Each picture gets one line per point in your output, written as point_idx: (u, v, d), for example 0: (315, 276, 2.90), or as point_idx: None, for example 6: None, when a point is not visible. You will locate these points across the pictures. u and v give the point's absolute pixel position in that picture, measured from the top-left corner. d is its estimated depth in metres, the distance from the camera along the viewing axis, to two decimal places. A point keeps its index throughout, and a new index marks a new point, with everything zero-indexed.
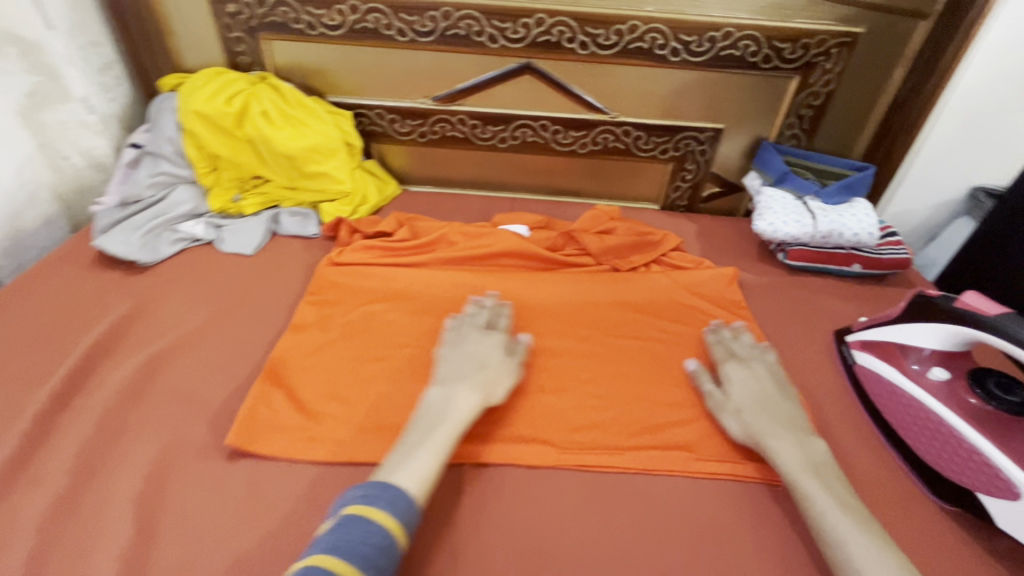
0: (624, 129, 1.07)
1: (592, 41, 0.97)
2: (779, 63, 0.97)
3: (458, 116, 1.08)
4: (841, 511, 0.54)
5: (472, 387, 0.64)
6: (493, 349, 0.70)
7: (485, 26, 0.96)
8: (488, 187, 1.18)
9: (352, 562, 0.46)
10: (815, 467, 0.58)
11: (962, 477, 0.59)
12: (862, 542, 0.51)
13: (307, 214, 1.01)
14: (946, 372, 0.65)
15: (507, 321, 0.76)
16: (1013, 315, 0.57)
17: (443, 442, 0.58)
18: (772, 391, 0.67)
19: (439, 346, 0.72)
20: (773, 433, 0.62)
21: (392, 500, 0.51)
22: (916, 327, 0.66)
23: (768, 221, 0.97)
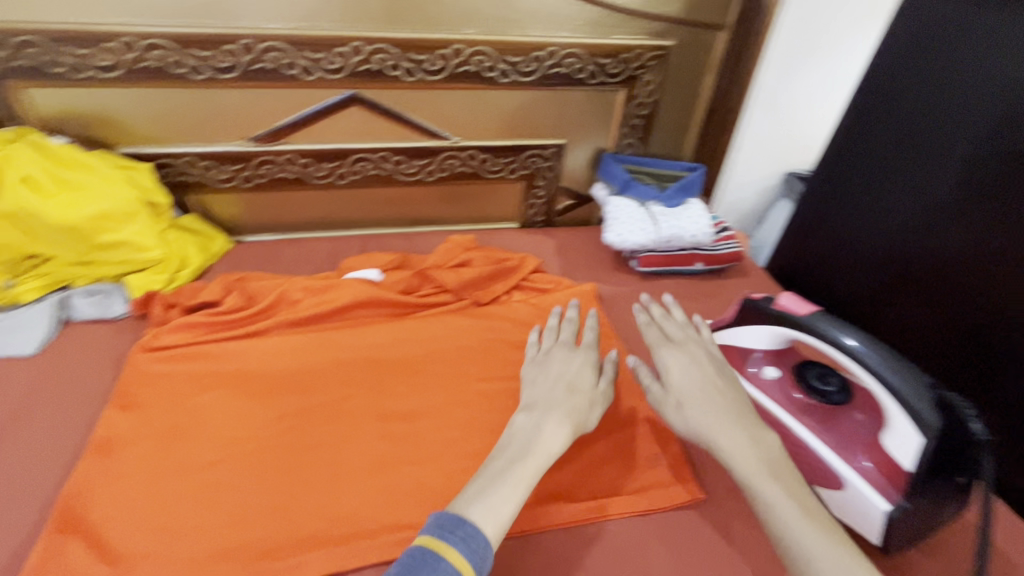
0: (469, 153, 1.04)
1: (418, 67, 0.92)
2: (604, 78, 1.00)
3: (286, 156, 0.97)
4: (802, 516, 0.51)
5: (564, 417, 0.60)
6: (580, 368, 0.66)
7: (296, 58, 0.87)
8: (337, 227, 1.09)
9: (459, 552, 0.47)
10: (771, 466, 0.55)
11: (800, 472, 0.63)
12: (827, 551, 0.49)
13: (108, 291, 0.84)
14: (776, 370, 0.69)
15: (592, 334, 0.72)
16: (819, 312, 0.61)
17: (525, 485, 0.54)
18: (716, 380, 0.63)
19: (524, 367, 0.69)
20: (723, 431, 0.57)
21: (466, 542, 0.47)
22: (746, 331, 0.69)
23: (616, 232, 1.00)
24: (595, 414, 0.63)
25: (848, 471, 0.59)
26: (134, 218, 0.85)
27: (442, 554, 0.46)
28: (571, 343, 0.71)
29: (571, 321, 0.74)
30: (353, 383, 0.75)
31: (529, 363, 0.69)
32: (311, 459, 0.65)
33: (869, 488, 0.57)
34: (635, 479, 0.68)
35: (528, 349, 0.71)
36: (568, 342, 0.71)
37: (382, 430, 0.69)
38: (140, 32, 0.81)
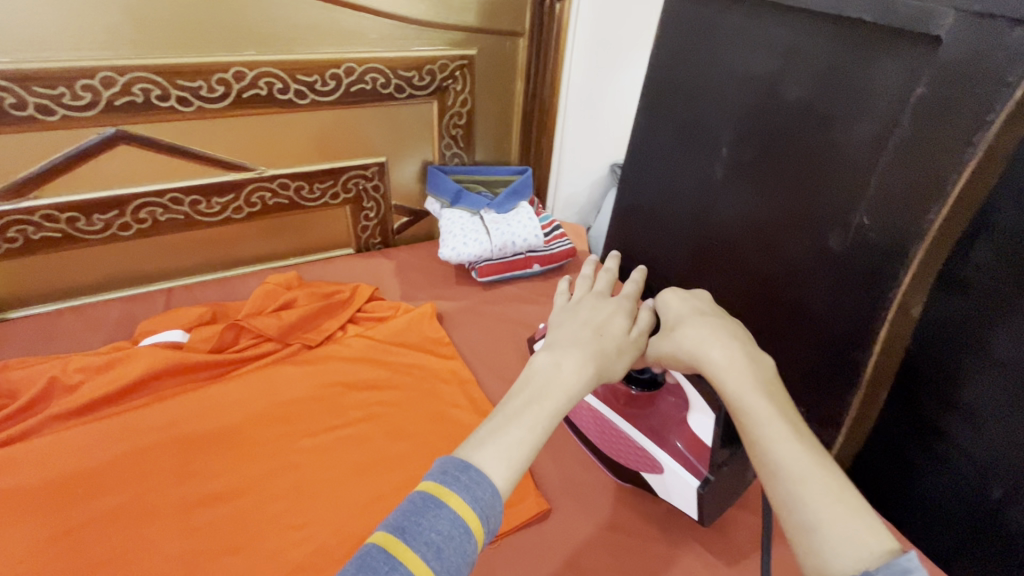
0: (279, 183, 0.95)
1: (193, 95, 0.81)
2: (413, 91, 0.97)
3: (40, 212, 0.81)
4: (794, 437, 0.44)
5: (586, 354, 0.48)
6: (611, 313, 0.54)
7: (26, 96, 0.73)
8: (134, 284, 0.94)
9: (464, 503, 0.38)
10: (762, 384, 0.48)
11: (626, 460, 0.64)
12: (811, 467, 0.43)
13: None
14: None
15: (631, 287, 0.59)
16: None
17: (529, 440, 0.42)
18: (716, 309, 0.55)
19: (552, 313, 0.57)
20: (715, 351, 0.50)
21: (473, 492, 0.38)
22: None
23: (451, 247, 0.99)
24: (622, 364, 0.51)
25: (662, 454, 0.60)
26: None
27: (445, 501, 0.37)
28: (606, 293, 0.59)
29: (606, 272, 0.62)
30: (154, 471, 0.64)
31: (555, 313, 0.57)
32: None
33: (679, 468, 0.58)
34: None
35: (558, 295, 0.59)
36: (603, 293, 0.58)
37: (188, 522, 0.60)
38: None
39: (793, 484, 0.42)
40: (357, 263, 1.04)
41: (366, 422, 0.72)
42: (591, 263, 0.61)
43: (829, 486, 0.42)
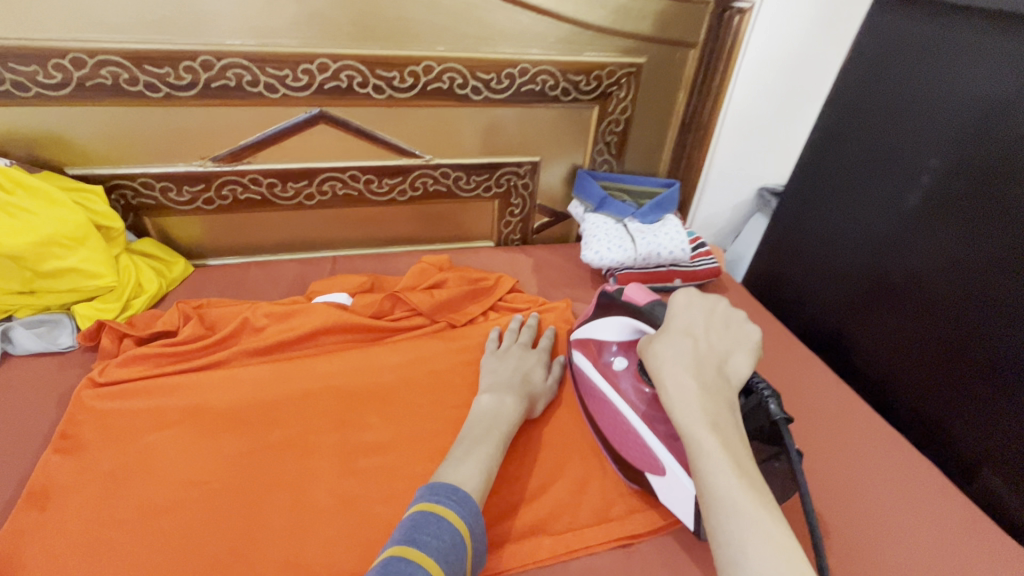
0: (442, 171, 1.01)
1: (387, 84, 0.89)
2: (577, 95, 0.98)
3: (249, 176, 0.93)
4: (734, 472, 0.48)
5: (519, 394, 0.70)
6: (532, 365, 0.76)
7: (259, 75, 0.84)
8: (308, 248, 1.06)
9: (454, 512, 0.51)
10: (713, 416, 0.51)
11: (634, 459, 0.64)
12: (743, 501, 0.46)
13: (57, 321, 0.79)
14: (626, 361, 0.70)
15: (548, 342, 0.82)
16: (657, 302, 0.65)
17: (494, 448, 0.61)
18: (700, 333, 0.59)
19: (483, 360, 0.77)
20: (676, 377, 0.55)
21: (461, 505, 0.52)
22: (603, 322, 0.71)
23: (594, 250, 0.99)
24: (541, 402, 0.73)
25: (669, 456, 0.60)
26: (84, 243, 0.79)
27: (441, 513, 0.50)
28: (528, 346, 0.80)
29: (530, 328, 0.84)
30: (321, 415, 0.71)
31: (489, 357, 0.78)
32: (272, 499, 0.61)
33: (684, 474, 0.57)
34: (617, 506, 0.65)
35: (489, 344, 0.80)
36: (525, 347, 0.80)
37: (350, 465, 0.65)
38: (90, 47, 0.76)
39: (721, 516, 0.46)
40: (498, 255, 1.08)
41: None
42: (518, 322, 0.83)
43: (760, 522, 0.45)
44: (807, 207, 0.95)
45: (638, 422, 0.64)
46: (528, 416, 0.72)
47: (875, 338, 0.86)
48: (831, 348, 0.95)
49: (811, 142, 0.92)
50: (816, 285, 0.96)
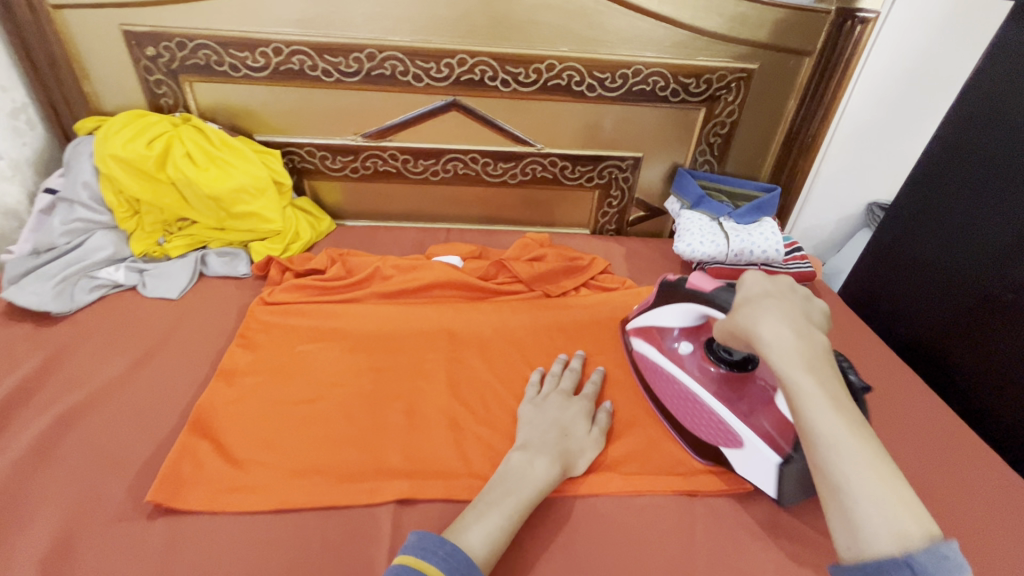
0: (551, 160, 1.12)
1: (513, 79, 1.01)
2: (686, 96, 1.05)
3: (389, 151, 1.10)
4: (835, 413, 0.47)
5: (553, 457, 0.64)
6: (574, 416, 0.71)
7: (410, 66, 0.99)
8: (426, 219, 1.21)
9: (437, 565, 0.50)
10: (810, 359, 0.49)
11: (707, 436, 0.70)
12: (852, 449, 0.45)
13: (235, 254, 0.99)
14: (690, 346, 0.75)
15: (592, 388, 0.77)
16: (726, 288, 0.68)
17: (518, 508, 0.58)
18: (775, 289, 0.55)
19: (522, 409, 0.72)
20: (768, 328, 0.51)
21: (446, 555, 0.51)
22: (666, 309, 0.76)
23: (687, 242, 1.04)
24: (583, 458, 0.68)
25: (748, 431, 0.65)
26: (264, 194, 0.99)
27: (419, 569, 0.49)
28: (569, 392, 0.75)
29: (573, 371, 0.79)
30: (433, 349, 0.84)
31: (526, 405, 0.73)
32: (392, 406, 0.74)
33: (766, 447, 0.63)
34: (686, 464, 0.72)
35: (528, 391, 0.75)
36: (568, 394, 0.75)
37: (454, 392, 0.77)
38: (288, 39, 0.96)
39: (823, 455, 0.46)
40: (592, 242, 1.17)
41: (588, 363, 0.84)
42: (559, 364, 0.78)
43: (863, 458, 0.45)
44: (913, 219, 0.96)
45: (708, 399, 0.69)
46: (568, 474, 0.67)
47: (971, 345, 0.87)
48: (930, 366, 0.95)
49: (908, 177, 0.99)
50: (913, 296, 0.97)
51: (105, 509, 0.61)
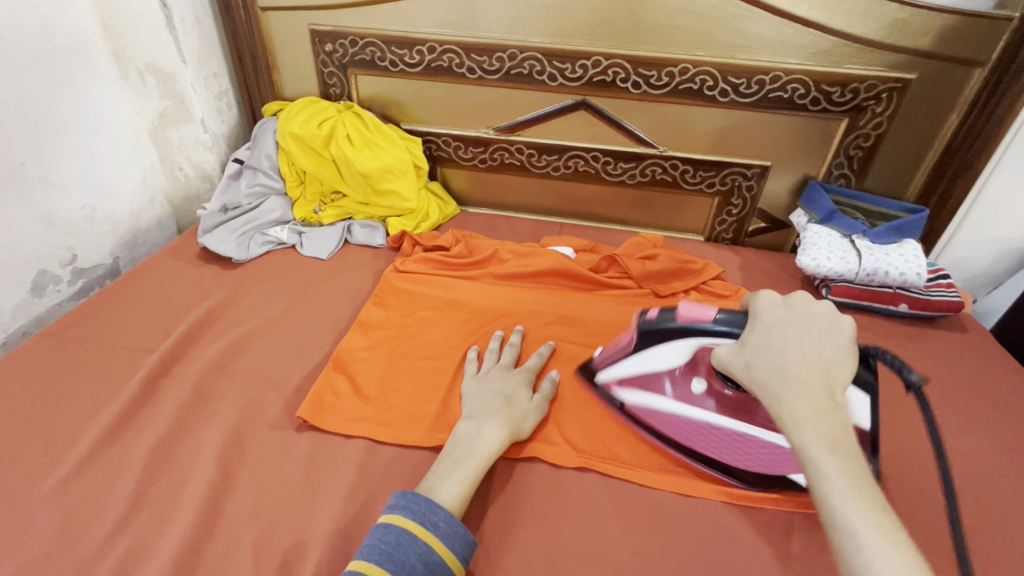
0: (672, 163, 1.12)
1: (645, 81, 1.03)
2: (828, 106, 1.00)
3: (516, 145, 1.17)
4: (857, 499, 0.44)
5: (501, 421, 0.68)
6: (516, 387, 0.74)
7: (546, 66, 1.06)
8: (541, 212, 1.26)
9: (408, 516, 0.55)
10: (833, 437, 0.47)
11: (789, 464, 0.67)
12: (877, 542, 0.42)
13: (375, 227, 1.12)
14: (702, 382, 0.71)
15: (536, 359, 0.80)
16: (730, 316, 0.61)
17: (475, 470, 0.62)
18: (806, 338, 0.53)
19: (464, 384, 0.75)
20: (787, 387, 0.50)
21: (408, 504, 0.57)
22: (656, 353, 0.70)
23: (812, 256, 1.00)
24: (530, 421, 0.71)
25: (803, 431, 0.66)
26: (405, 175, 1.11)
27: (388, 519, 0.56)
28: (510, 365, 0.78)
29: (512, 347, 0.82)
30: (541, 330, 0.89)
31: (468, 379, 0.76)
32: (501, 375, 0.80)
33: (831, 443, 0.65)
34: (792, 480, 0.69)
35: (468, 367, 0.78)
36: (507, 367, 0.78)
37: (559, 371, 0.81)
38: (442, 39, 1.07)
39: (839, 541, 0.43)
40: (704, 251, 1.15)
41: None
42: (498, 340, 0.81)
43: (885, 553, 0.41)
44: None
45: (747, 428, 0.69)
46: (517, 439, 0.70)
47: None
48: None
49: None
50: None
51: (265, 418, 0.73)
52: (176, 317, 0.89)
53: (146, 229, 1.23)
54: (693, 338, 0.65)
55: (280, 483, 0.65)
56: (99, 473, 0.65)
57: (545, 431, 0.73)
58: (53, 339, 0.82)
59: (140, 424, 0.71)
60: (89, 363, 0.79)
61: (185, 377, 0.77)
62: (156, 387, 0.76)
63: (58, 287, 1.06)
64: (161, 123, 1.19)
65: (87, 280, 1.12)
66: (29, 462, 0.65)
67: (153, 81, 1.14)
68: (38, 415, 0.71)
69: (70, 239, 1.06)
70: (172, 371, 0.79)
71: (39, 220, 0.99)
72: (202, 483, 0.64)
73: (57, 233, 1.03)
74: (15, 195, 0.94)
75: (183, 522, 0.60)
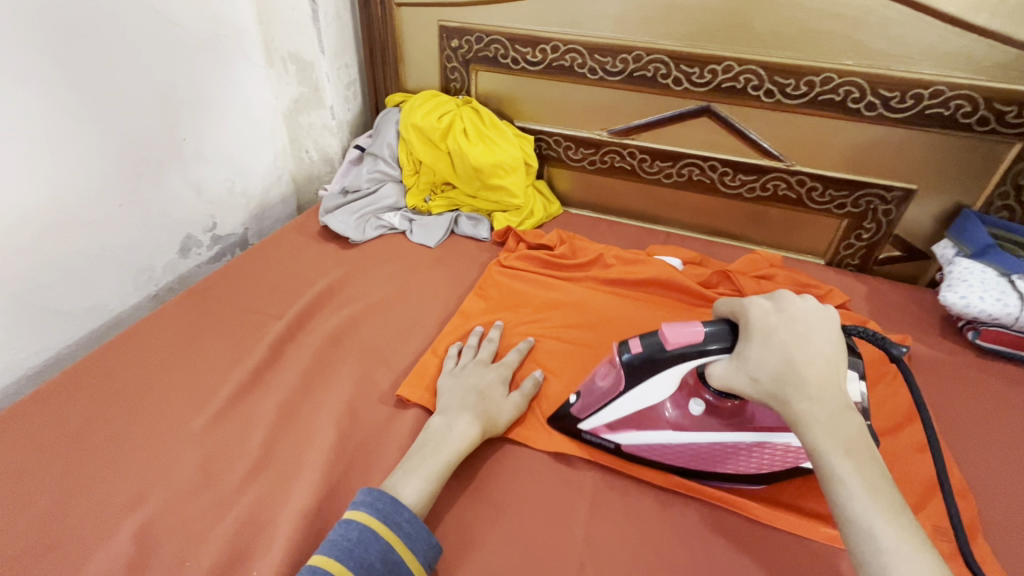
0: (798, 179, 1.04)
1: (780, 90, 0.97)
2: (998, 127, 0.89)
3: (629, 149, 1.14)
4: (875, 501, 0.45)
5: (473, 417, 0.68)
6: (492, 382, 0.74)
7: (673, 70, 1.02)
8: (645, 220, 1.23)
9: (371, 514, 0.56)
10: (850, 441, 0.47)
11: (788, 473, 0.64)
12: (901, 542, 0.43)
13: (480, 220, 1.15)
14: (698, 406, 0.65)
15: (515, 356, 0.80)
16: (716, 332, 0.57)
17: (441, 465, 0.62)
18: (805, 341, 0.52)
19: (440, 379, 0.76)
20: (799, 391, 0.49)
21: (373, 502, 0.57)
22: (646, 386, 0.63)
23: (959, 293, 0.90)
24: (506, 418, 0.71)
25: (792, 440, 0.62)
26: (514, 172, 1.13)
27: (351, 515, 0.56)
28: (487, 361, 0.79)
29: (490, 343, 0.82)
30: None
31: (444, 374, 0.76)
32: None
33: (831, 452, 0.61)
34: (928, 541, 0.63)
35: (446, 362, 0.78)
36: (484, 362, 0.78)
37: None
38: (568, 39, 1.07)
39: (861, 542, 0.45)
40: (825, 277, 1.07)
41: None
42: (476, 336, 0.82)
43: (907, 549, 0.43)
44: None
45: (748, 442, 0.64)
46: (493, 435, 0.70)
47: None
48: None
49: None
50: None
51: (376, 393, 0.77)
52: (300, 289, 0.96)
53: (272, 204, 1.34)
54: (693, 359, 0.58)
55: (388, 459, 0.68)
56: (234, 424, 0.71)
57: (542, 431, 0.73)
58: (199, 297, 0.92)
59: (268, 384, 0.77)
60: (226, 323, 0.87)
61: (307, 345, 0.83)
62: (281, 352, 0.82)
63: (199, 251, 1.17)
64: (295, 108, 1.29)
65: (222, 247, 1.23)
66: (178, 404, 0.73)
67: (293, 69, 1.24)
68: (185, 363, 0.79)
69: (211, 208, 1.17)
70: (296, 338, 0.85)
71: (190, 188, 1.11)
72: (320, 446, 0.68)
73: (203, 202, 1.14)
74: (173, 165, 1.06)
75: (303, 481, 0.64)
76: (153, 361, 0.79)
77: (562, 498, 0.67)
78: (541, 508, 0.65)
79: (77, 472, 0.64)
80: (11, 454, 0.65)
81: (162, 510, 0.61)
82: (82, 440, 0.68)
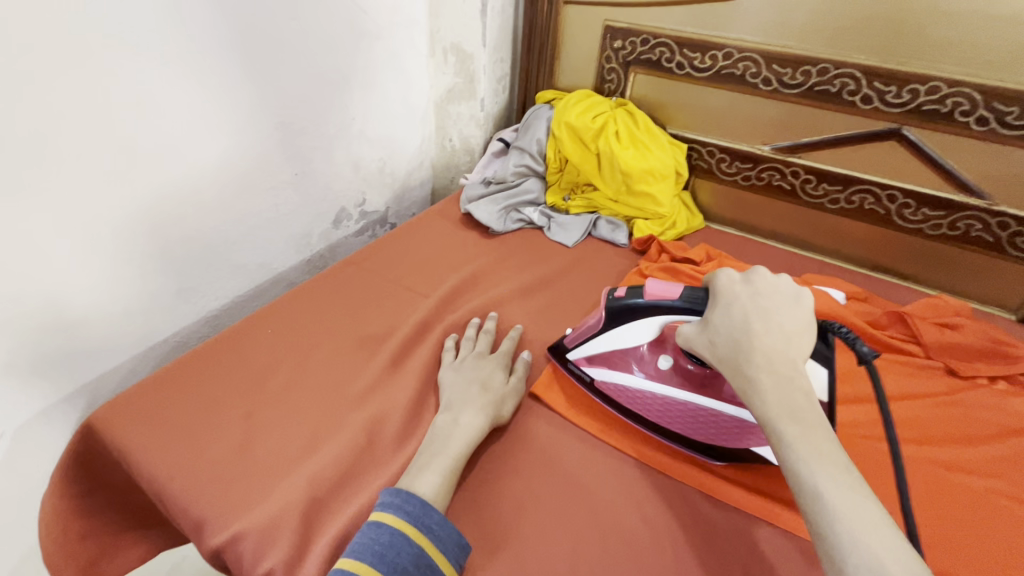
0: (999, 220, 0.91)
1: (996, 118, 0.85)
2: None
3: (792, 168, 1.06)
4: (818, 461, 0.47)
5: (478, 408, 0.69)
6: (492, 370, 0.76)
7: (863, 87, 0.93)
8: (795, 244, 1.14)
9: (404, 518, 0.56)
10: (796, 406, 0.50)
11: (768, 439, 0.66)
12: (844, 501, 0.44)
13: (618, 225, 1.12)
14: (669, 360, 0.72)
15: (509, 343, 0.81)
16: (693, 292, 0.63)
17: (454, 458, 0.63)
18: (765, 318, 0.56)
19: (442, 373, 0.77)
20: (750, 360, 0.54)
21: (403, 505, 0.57)
22: (621, 331, 0.70)
23: None
24: (507, 405, 0.72)
25: None
26: (661, 180, 1.10)
27: (383, 518, 0.56)
28: (485, 351, 0.80)
29: (486, 333, 0.83)
30: None
31: (444, 369, 0.77)
32: None
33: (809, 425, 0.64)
34: None
35: (446, 356, 0.80)
36: (482, 354, 0.79)
37: None
38: (744, 46, 1.01)
39: (804, 500, 0.46)
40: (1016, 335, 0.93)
41: (981, 458, 0.71)
42: (473, 328, 0.83)
43: (842, 500, 0.44)
44: None
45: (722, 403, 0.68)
46: (499, 423, 0.71)
47: None
48: None
49: None
50: None
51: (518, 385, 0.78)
52: (445, 271, 0.99)
53: (412, 186, 1.40)
54: (669, 309, 0.65)
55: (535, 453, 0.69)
56: (390, 392, 0.75)
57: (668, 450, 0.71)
58: (355, 266, 0.98)
59: (420, 359, 0.80)
60: (379, 294, 0.92)
61: (452, 328, 0.86)
62: (429, 330, 0.86)
63: (349, 224, 1.25)
64: (448, 97, 1.33)
65: (367, 222, 1.31)
66: (339, 364, 0.79)
67: (454, 60, 1.28)
68: (345, 326, 0.85)
69: (364, 185, 1.25)
70: (441, 320, 0.89)
71: (350, 164, 1.19)
72: None
73: (358, 177, 1.22)
74: (341, 141, 1.14)
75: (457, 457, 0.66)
76: (318, 320, 0.86)
77: (712, 527, 0.63)
78: (689, 531, 0.63)
79: (259, 412, 0.71)
80: (207, 386, 0.73)
81: (329, 460, 0.66)
82: (261, 383, 0.75)
